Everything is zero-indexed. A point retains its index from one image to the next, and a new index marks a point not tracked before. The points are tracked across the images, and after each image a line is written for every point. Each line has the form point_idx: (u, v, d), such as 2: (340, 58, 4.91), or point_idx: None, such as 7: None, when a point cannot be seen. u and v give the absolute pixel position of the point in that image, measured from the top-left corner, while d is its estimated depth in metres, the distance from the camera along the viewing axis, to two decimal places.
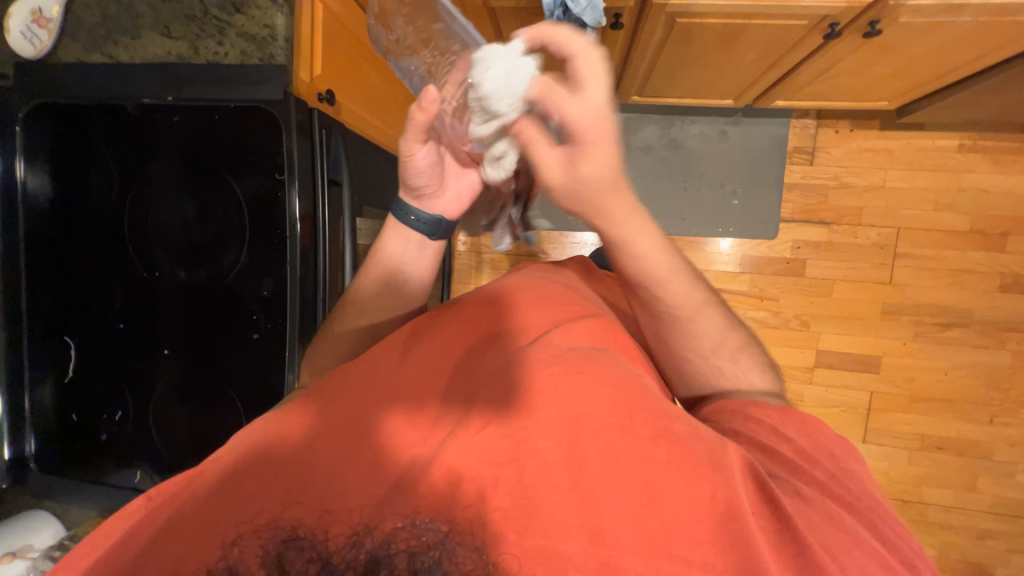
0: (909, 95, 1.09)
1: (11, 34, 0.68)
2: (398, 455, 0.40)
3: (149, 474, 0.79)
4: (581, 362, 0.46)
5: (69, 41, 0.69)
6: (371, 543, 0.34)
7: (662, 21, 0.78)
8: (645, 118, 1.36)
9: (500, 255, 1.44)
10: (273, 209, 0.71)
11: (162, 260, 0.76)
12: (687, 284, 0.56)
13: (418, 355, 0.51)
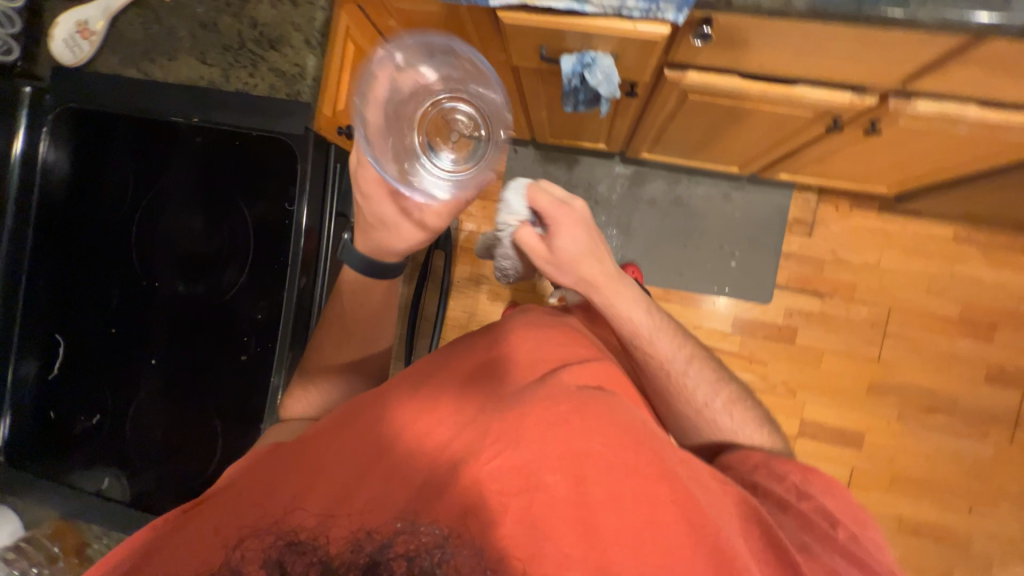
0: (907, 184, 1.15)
1: (61, 44, 0.70)
2: (410, 475, 0.44)
3: (117, 480, 0.77)
4: (566, 398, 0.49)
5: (112, 56, 0.72)
6: (372, 549, 0.37)
7: (675, 92, 0.82)
8: (652, 175, 1.41)
9: (497, 287, 1.48)
10: (279, 234, 0.74)
11: (163, 270, 0.78)
12: (674, 339, 0.67)
13: (429, 387, 0.53)
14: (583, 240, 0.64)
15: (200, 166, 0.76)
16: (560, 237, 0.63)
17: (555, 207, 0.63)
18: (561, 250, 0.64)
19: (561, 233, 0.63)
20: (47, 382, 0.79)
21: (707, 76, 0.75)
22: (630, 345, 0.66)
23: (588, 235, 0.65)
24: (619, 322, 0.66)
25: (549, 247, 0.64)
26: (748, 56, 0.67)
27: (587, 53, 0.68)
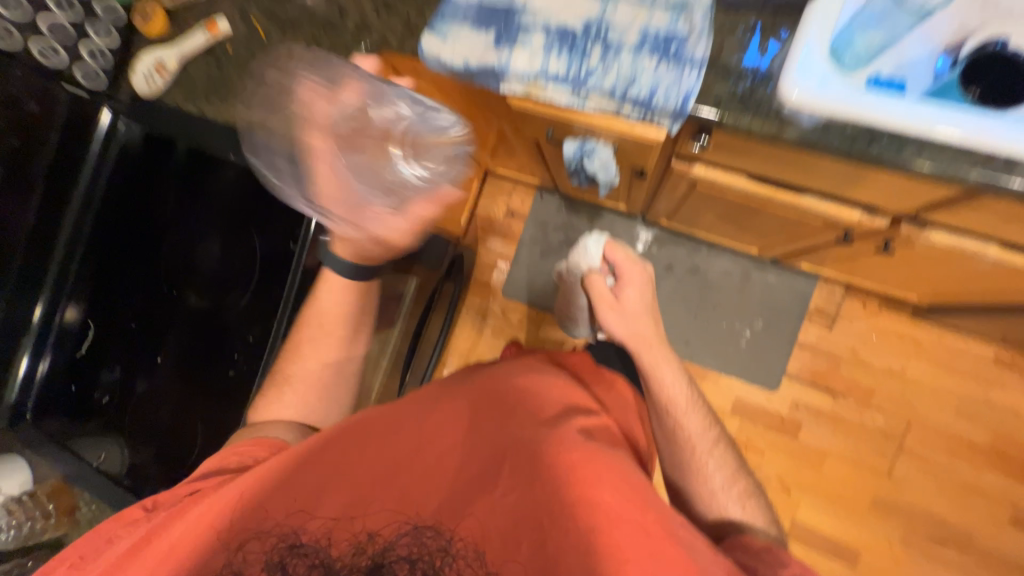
0: (939, 298, 1.11)
1: (134, 73, 0.80)
2: (424, 499, 0.57)
3: (122, 458, 0.82)
4: (519, 447, 0.58)
5: (176, 89, 0.81)
6: (373, 552, 0.54)
7: (684, 178, 0.84)
8: (672, 244, 1.41)
9: (502, 324, 1.53)
10: (280, 272, 0.83)
11: (183, 284, 0.86)
12: (700, 420, 0.76)
13: (447, 413, 0.63)
14: (642, 296, 0.89)
15: (228, 202, 0.85)
16: (625, 288, 0.89)
17: (628, 263, 0.90)
18: (624, 296, 0.89)
19: (626, 286, 0.89)
20: (69, 361, 0.80)
21: (711, 172, 0.76)
22: (659, 414, 0.77)
23: (646, 293, 0.90)
24: (654, 386, 0.78)
25: (617, 294, 0.89)
26: (752, 164, 0.69)
27: (587, 142, 0.74)
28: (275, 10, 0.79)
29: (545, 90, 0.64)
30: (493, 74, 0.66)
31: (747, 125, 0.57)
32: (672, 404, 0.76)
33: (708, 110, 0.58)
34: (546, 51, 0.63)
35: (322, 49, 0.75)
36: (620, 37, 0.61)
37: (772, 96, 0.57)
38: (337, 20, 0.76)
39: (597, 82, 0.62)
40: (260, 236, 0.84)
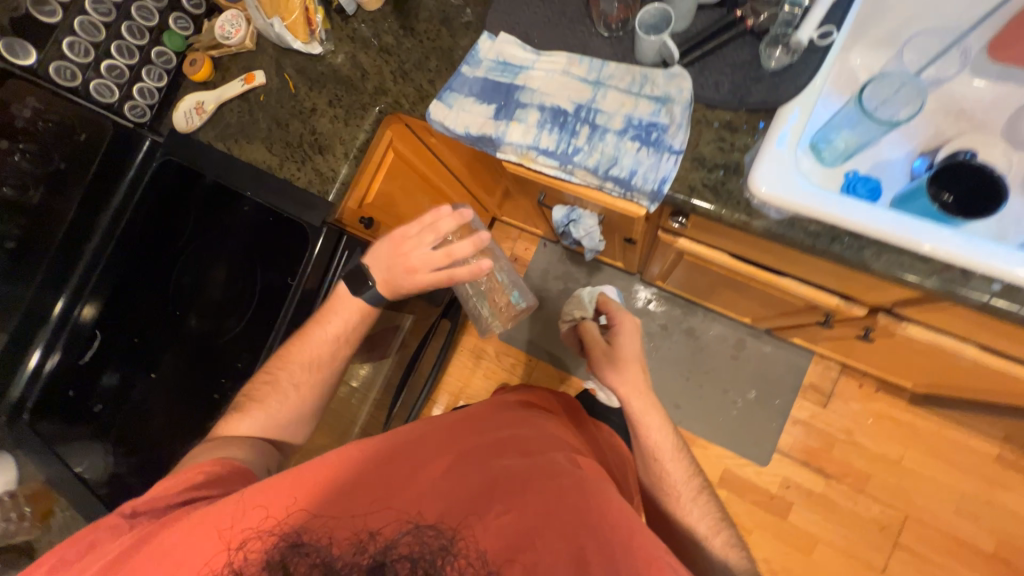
0: (934, 389, 1.09)
1: (177, 112, 0.89)
2: (434, 501, 0.52)
3: (100, 468, 0.85)
4: (510, 474, 0.55)
5: (210, 127, 0.89)
6: (374, 551, 0.49)
7: (672, 249, 0.87)
8: (669, 304, 1.42)
9: (495, 367, 1.54)
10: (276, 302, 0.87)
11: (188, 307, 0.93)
12: (685, 465, 0.73)
13: (459, 429, 0.61)
14: (634, 348, 0.77)
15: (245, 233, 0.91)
16: (620, 335, 0.78)
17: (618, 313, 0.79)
18: (617, 347, 0.77)
19: (623, 333, 0.78)
20: (76, 364, 0.87)
21: (695, 247, 0.78)
22: (645, 460, 0.74)
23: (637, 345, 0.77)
24: (640, 435, 0.74)
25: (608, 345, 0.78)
26: (733, 244, 0.71)
27: (574, 211, 0.80)
28: (308, 69, 0.87)
29: (536, 161, 0.69)
30: (491, 142, 0.71)
31: (720, 213, 0.61)
32: (657, 451, 0.73)
33: (684, 196, 0.61)
34: (540, 127, 0.69)
35: (343, 105, 0.84)
36: (608, 120, 0.66)
37: (745, 188, 0.60)
38: (358, 82, 0.84)
39: (583, 159, 0.66)
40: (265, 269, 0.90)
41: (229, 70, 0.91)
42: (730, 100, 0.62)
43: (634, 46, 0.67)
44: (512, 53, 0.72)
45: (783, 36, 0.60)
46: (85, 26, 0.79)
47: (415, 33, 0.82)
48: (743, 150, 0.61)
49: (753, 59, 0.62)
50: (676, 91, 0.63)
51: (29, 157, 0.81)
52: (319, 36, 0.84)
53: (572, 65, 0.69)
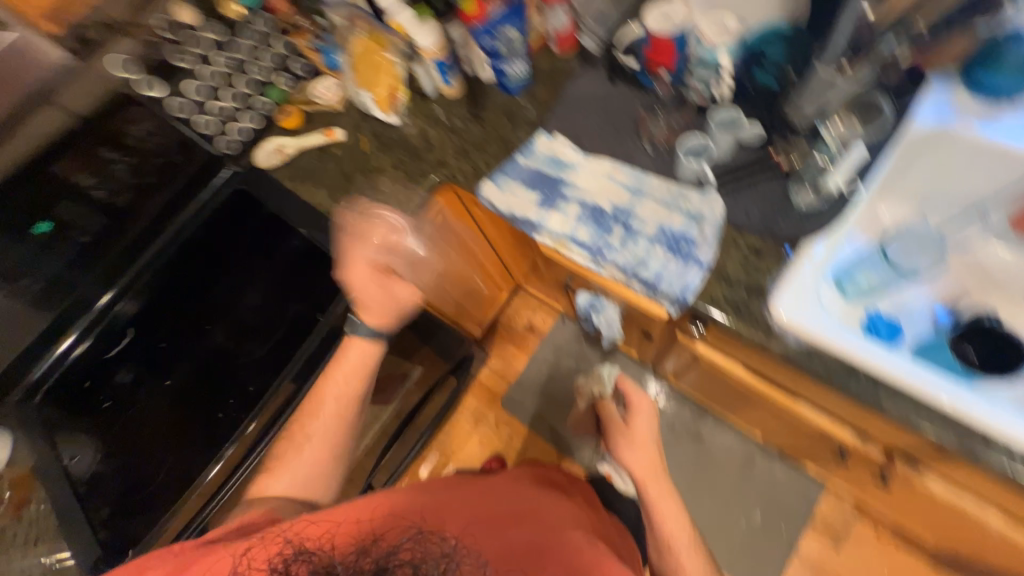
0: (957, 554, 1.00)
1: (257, 151, 0.97)
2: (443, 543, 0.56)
3: (91, 460, 0.88)
4: (525, 539, 0.58)
5: (283, 168, 0.97)
6: (378, 556, 0.55)
7: (689, 352, 0.88)
8: (680, 404, 1.39)
9: (493, 434, 1.51)
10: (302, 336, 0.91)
11: (217, 323, 1.01)
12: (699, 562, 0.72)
13: (476, 487, 0.66)
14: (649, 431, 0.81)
15: (282, 269, 1.00)
16: (635, 416, 0.82)
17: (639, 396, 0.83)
18: (637, 427, 0.81)
19: (638, 414, 0.82)
20: (100, 358, 0.91)
21: (712, 355, 0.79)
22: (662, 549, 0.73)
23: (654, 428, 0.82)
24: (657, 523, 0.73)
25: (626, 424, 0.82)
26: (751, 361, 0.72)
27: (598, 299, 0.85)
28: (384, 135, 0.97)
29: (570, 249, 0.74)
30: (531, 225, 0.77)
31: (739, 330, 0.63)
32: (672, 543, 0.72)
33: (707, 308, 0.65)
34: (578, 220, 0.75)
35: (405, 170, 0.94)
36: (642, 226, 0.71)
37: (766, 311, 0.63)
38: (423, 152, 0.94)
39: (613, 256, 0.71)
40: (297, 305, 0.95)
41: (315, 124, 1.00)
42: (758, 227, 0.67)
43: (675, 164, 0.74)
44: (564, 152, 0.81)
45: (812, 178, 0.66)
46: (210, 74, 0.95)
47: (481, 120, 0.92)
48: (767, 274, 0.65)
49: (783, 194, 0.67)
50: (708, 211, 0.69)
51: (126, 166, 0.94)
52: (398, 109, 0.97)
53: (616, 171, 0.76)
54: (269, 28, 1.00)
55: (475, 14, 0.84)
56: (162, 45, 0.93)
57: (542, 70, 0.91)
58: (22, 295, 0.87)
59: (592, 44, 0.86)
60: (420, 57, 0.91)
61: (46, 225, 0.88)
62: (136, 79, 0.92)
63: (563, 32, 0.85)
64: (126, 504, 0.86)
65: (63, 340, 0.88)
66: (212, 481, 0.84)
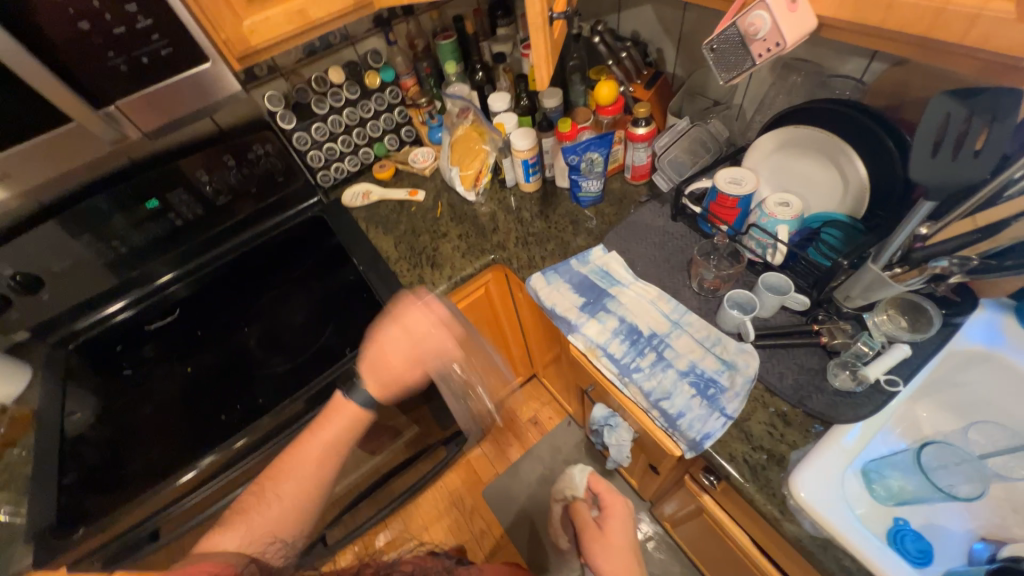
0: None
1: (349, 192, 1.15)
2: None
3: (83, 421, 0.88)
4: None
5: (365, 211, 1.13)
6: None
7: (692, 499, 0.84)
8: (668, 554, 1.27)
9: (464, 522, 1.41)
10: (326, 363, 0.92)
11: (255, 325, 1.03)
12: None
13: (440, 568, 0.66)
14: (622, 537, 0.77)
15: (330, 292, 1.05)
16: (610, 519, 0.79)
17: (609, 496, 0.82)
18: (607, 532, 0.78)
19: (612, 517, 0.79)
20: (137, 326, 0.99)
21: (717, 512, 0.76)
22: None
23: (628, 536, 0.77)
24: None
25: (598, 528, 0.79)
26: (758, 532, 0.68)
27: (613, 416, 0.85)
28: (458, 207, 1.09)
29: (599, 358, 0.77)
30: (568, 326, 0.81)
31: (752, 495, 0.61)
32: None
33: (721, 460, 0.64)
34: (613, 334, 0.78)
35: (467, 242, 1.02)
36: (674, 358, 0.73)
37: (784, 483, 0.60)
38: (488, 231, 1.02)
39: (640, 378, 0.72)
40: (333, 330, 0.97)
41: (403, 182, 1.18)
42: (790, 395, 0.66)
43: (716, 310, 0.77)
44: (615, 268, 0.86)
45: (851, 363, 0.67)
46: (334, 122, 1.11)
47: (547, 219, 1.01)
48: (791, 445, 0.63)
49: (820, 369, 0.68)
50: (743, 363, 0.70)
51: (241, 172, 1.03)
52: (478, 190, 1.07)
53: (660, 299, 0.80)
54: (394, 99, 1.17)
55: (568, 132, 0.93)
56: (308, 91, 1.06)
57: (612, 191, 1.01)
58: (106, 253, 0.95)
59: (664, 183, 0.95)
60: (511, 154, 1.02)
61: (154, 203, 0.96)
62: (277, 112, 1.04)
63: (640, 166, 0.95)
64: (93, 482, 0.80)
65: (117, 300, 0.99)
66: (176, 490, 0.79)
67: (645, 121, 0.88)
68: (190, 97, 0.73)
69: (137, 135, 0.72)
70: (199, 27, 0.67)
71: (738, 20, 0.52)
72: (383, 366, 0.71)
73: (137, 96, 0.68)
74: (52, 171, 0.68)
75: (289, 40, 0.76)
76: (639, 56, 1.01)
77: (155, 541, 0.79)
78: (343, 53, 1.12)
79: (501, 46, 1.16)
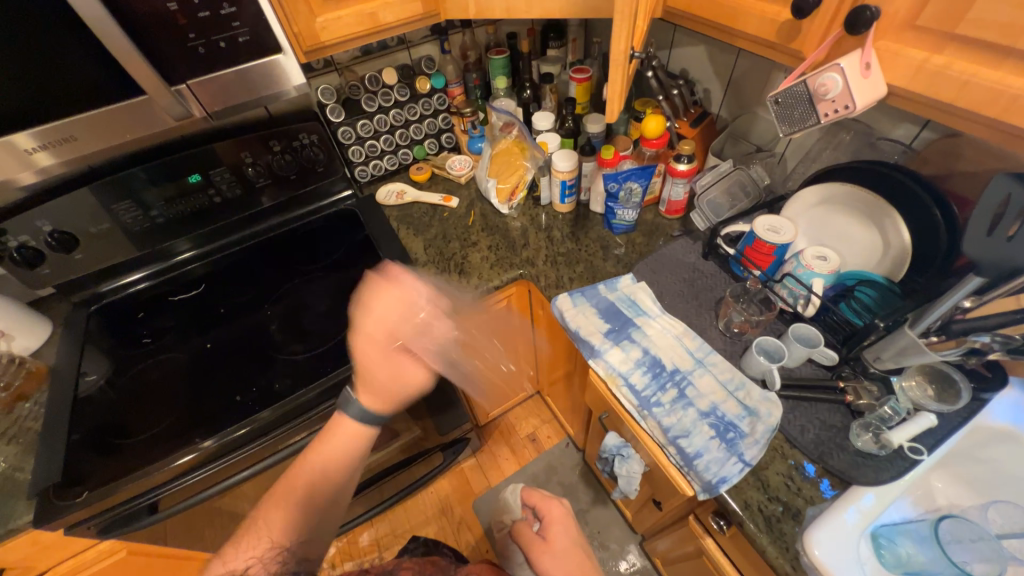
0: None
1: (385, 190, 1.17)
2: None
3: (94, 383, 0.88)
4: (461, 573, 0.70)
5: (398, 211, 1.14)
6: None
7: (692, 541, 0.84)
8: None
9: (449, 532, 1.39)
10: (344, 356, 0.92)
11: (275, 309, 1.03)
12: None
13: None
14: (563, 543, 0.76)
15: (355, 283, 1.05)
16: (551, 526, 0.78)
17: (540, 501, 0.81)
18: (550, 541, 0.77)
19: (553, 523, 0.79)
20: (159, 297, 1.02)
21: (719, 556, 0.75)
22: None
23: (572, 541, 0.77)
24: None
25: (543, 540, 0.77)
26: None
27: (626, 446, 0.86)
28: (490, 218, 1.11)
29: (620, 387, 0.77)
30: (591, 350, 0.81)
31: (764, 547, 0.60)
32: None
33: (736, 506, 0.64)
34: (636, 365, 0.78)
35: (497, 253, 1.03)
36: (696, 396, 0.73)
37: (799, 538, 0.60)
38: (518, 246, 1.03)
39: (660, 413, 0.73)
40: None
41: (438, 186, 1.20)
42: (810, 450, 0.66)
43: (741, 354, 0.78)
44: (643, 299, 0.87)
45: (875, 426, 0.66)
46: (379, 121, 1.13)
47: (577, 241, 1.02)
48: (808, 500, 0.63)
49: (842, 427, 0.68)
50: (765, 412, 0.70)
51: (284, 158, 1.05)
52: (512, 205, 1.08)
53: (685, 335, 0.81)
54: (441, 105, 1.19)
55: (610, 159, 0.96)
56: (359, 87, 1.08)
57: (644, 222, 1.02)
58: (142, 221, 0.97)
59: (700, 221, 0.96)
60: (550, 172, 1.04)
61: (196, 177, 0.98)
62: (327, 104, 1.06)
63: (676, 201, 0.96)
64: (98, 445, 0.80)
65: (139, 272, 1.02)
66: (175, 470, 0.77)
67: (687, 158, 0.90)
68: (257, 83, 0.74)
69: (200, 113, 0.73)
70: (276, 18, 0.69)
71: (809, 79, 0.54)
72: (375, 369, 0.67)
73: (210, 78, 0.70)
74: (116, 140, 0.70)
75: (355, 40, 0.78)
76: (689, 93, 1.03)
77: (153, 515, 0.78)
78: (397, 56, 1.15)
79: (551, 66, 1.18)
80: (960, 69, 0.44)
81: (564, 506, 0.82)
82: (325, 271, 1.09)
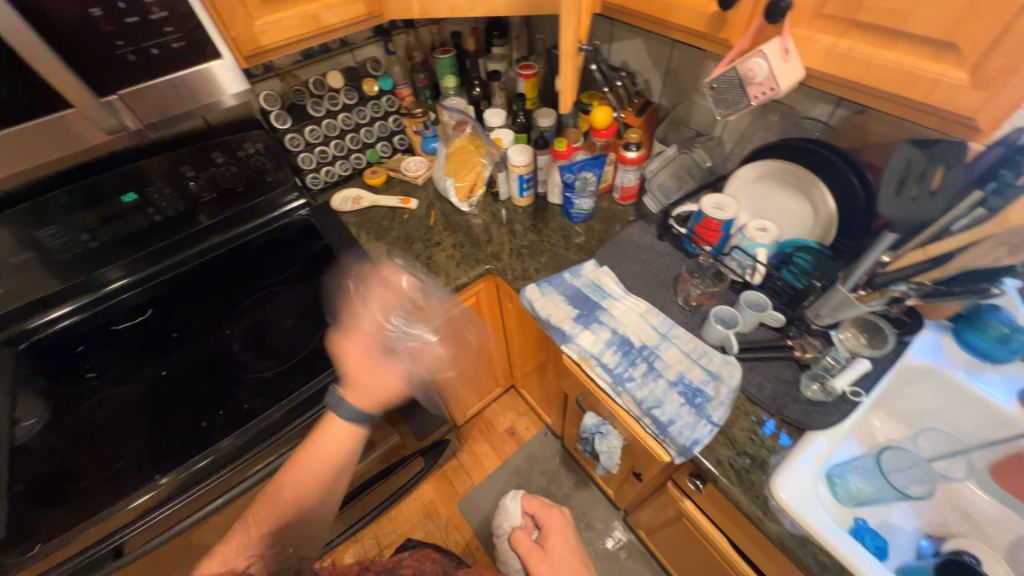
0: None
1: (341, 197, 1.15)
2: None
3: (32, 428, 0.80)
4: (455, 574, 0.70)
5: (355, 216, 1.12)
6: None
7: (674, 506, 0.88)
8: (640, 561, 1.31)
9: (437, 536, 1.38)
10: (315, 368, 0.90)
11: (234, 329, 0.98)
12: None
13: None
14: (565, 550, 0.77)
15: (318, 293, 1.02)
16: (551, 536, 0.80)
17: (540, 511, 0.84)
18: (551, 549, 0.77)
19: (553, 534, 0.80)
20: (98, 328, 0.94)
21: (698, 516, 0.80)
22: None
23: (573, 549, 0.78)
24: None
25: (546, 548, 0.78)
26: (732, 526, 0.73)
27: (604, 423, 0.90)
28: (451, 217, 1.11)
29: (593, 367, 0.80)
30: (563, 336, 0.84)
31: (737, 497, 0.65)
32: None
33: (709, 463, 0.68)
34: (606, 345, 0.82)
35: (462, 250, 1.03)
36: (664, 367, 0.78)
37: (766, 485, 0.65)
38: (482, 241, 1.05)
39: (633, 387, 0.76)
40: (324, 334, 0.94)
41: (395, 188, 1.19)
42: (768, 404, 0.72)
43: (701, 324, 0.83)
44: (607, 282, 0.91)
45: (821, 375, 0.73)
46: (328, 126, 1.10)
47: (539, 232, 1.04)
48: (771, 450, 0.69)
49: (793, 380, 0.75)
50: (727, 374, 0.75)
51: (229, 170, 1.00)
52: (471, 202, 1.09)
53: (649, 313, 0.85)
54: (391, 107, 1.18)
55: (563, 151, 0.98)
56: (304, 93, 1.05)
57: (601, 209, 1.07)
58: (73, 247, 0.89)
59: (652, 205, 1.02)
60: (507, 167, 1.05)
61: (132, 195, 0.91)
62: (271, 111, 1.02)
63: (629, 187, 1.01)
64: (43, 494, 0.72)
65: (69, 305, 0.93)
66: (135, 511, 0.72)
67: (636, 146, 0.94)
68: (193, 89, 0.71)
69: (134, 126, 0.69)
70: (212, 22, 0.66)
71: (738, 65, 0.59)
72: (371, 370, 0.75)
73: (142, 87, 0.66)
74: (38, 159, 0.64)
75: (298, 43, 0.76)
76: (631, 85, 1.08)
77: (119, 559, 0.73)
78: (341, 58, 1.13)
79: (497, 64, 1.20)
80: (863, 50, 0.50)
81: (563, 514, 0.85)
82: (285, 284, 1.06)
